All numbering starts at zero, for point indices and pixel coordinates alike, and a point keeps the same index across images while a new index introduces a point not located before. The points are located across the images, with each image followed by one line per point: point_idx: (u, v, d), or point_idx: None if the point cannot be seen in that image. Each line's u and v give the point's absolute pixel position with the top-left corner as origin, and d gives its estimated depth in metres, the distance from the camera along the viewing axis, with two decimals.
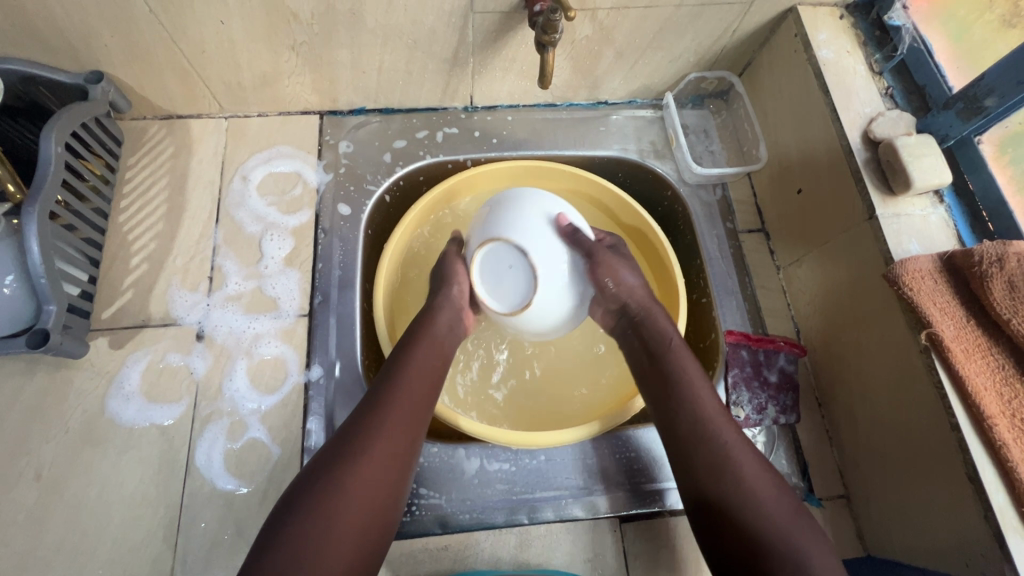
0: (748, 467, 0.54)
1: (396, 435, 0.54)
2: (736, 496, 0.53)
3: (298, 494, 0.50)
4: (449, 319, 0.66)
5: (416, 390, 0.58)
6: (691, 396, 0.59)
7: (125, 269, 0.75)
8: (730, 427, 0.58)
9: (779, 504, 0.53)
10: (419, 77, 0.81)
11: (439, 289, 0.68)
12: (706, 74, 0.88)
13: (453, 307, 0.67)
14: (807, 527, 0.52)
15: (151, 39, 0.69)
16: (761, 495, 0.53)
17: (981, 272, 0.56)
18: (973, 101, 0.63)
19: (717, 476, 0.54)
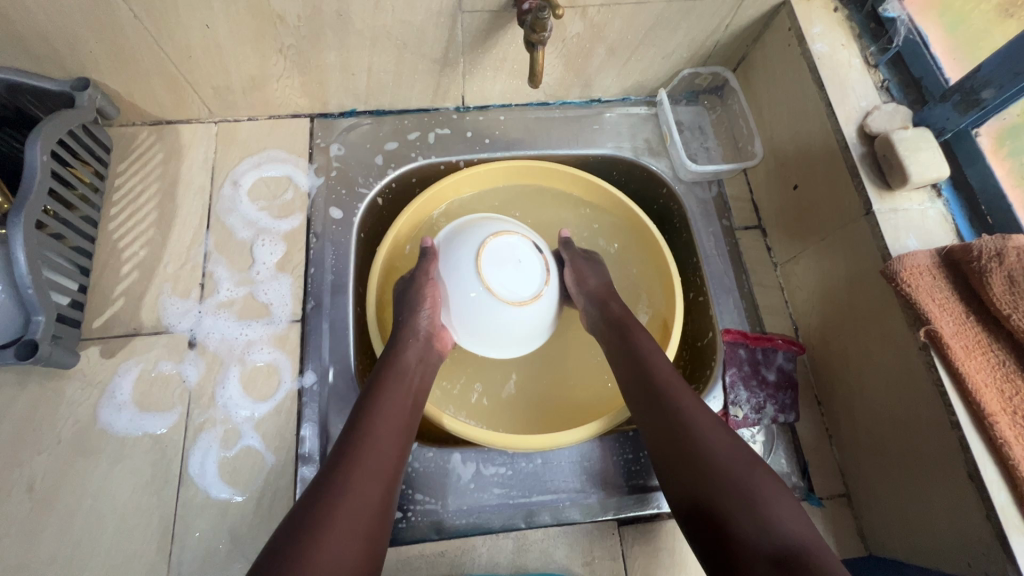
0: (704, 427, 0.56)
1: (385, 433, 0.57)
2: (696, 457, 0.54)
3: (304, 500, 0.50)
4: (418, 353, 0.67)
5: (397, 395, 0.61)
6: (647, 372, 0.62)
7: (116, 277, 0.74)
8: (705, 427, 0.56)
9: (737, 458, 0.53)
10: (409, 77, 0.80)
11: (408, 315, 0.69)
12: (700, 70, 0.87)
13: (422, 338, 0.68)
14: (775, 483, 0.52)
15: (137, 45, 0.68)
16: (720, 451, 0.54)
17: (980, 267, 0.56)
18: (970, 94, 0.62)
19: (676, 441, 0.56)
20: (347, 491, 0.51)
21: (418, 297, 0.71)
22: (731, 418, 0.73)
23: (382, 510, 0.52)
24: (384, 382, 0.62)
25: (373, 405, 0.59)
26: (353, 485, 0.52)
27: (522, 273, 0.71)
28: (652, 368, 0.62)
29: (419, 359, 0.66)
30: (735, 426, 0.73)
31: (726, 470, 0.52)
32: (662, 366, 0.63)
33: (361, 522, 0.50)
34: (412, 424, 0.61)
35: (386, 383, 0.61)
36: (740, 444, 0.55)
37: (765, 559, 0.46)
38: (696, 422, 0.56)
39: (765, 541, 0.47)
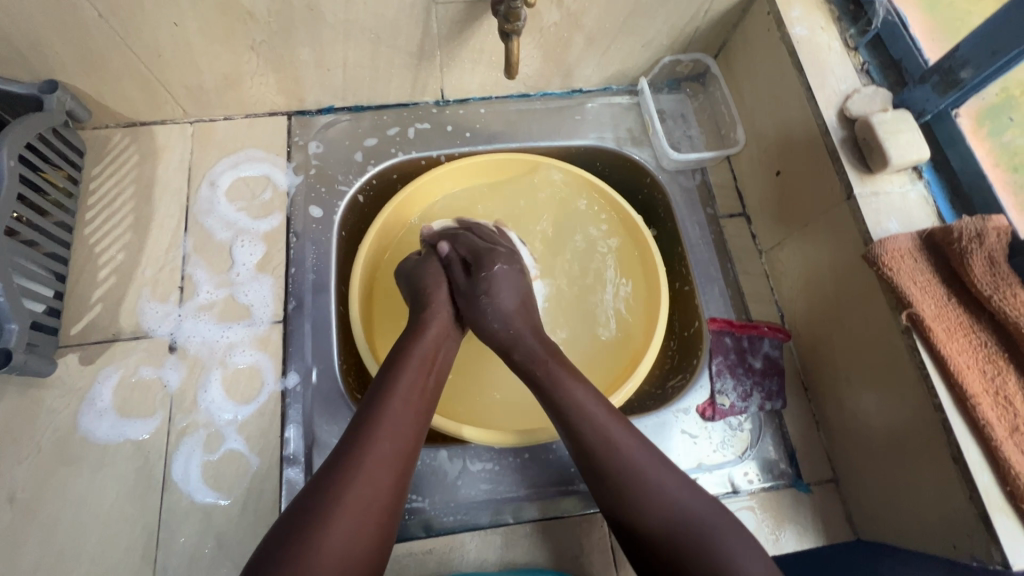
0: (658, 474, 0.53)
1: (403, 416, 0.55)
2: (648, 510, 0.51)
3: (320, 478, 0.49)
4: (442, 329, 0.66)
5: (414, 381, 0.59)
6: (577, 417, 0.56)
7: (93, 282, 0.73)
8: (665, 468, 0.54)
9: (695, 505, 0.51)
10: (386, 71, 0.78)
11: (431, 289, 0.70)
12: (680, 57, 0.86)
13: (448, 315, 0.68)
14: (733, 527, 0.50)
15: (104, 45, 0.67)
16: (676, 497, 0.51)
17: (960, 248, 0.55)
18: (949, 74, 0.62)
19: (624, 496, 0.52)
20: (369, 461, 0.50)
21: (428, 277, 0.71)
22: (717, 407, 0.73)
23: (401, 481, 0.52)
24: (408, 356, 0.61)
25: (394, 381, 0.57)
26: (375, 455, 0.51)
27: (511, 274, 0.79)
28: (580, 409, 0.57)
29: (444, 333, 0.66)
30: (722, 416, 0.72)
31: (682, 522, 0.50)
32: (592, 409, 0.57)
33: (377, 496, 0.49)
34: (432, 398, 0.60)
35: (408, 357, 0.61)
36: (696, 486, 0.53)
37: None
38: (646, 473, 0.53)
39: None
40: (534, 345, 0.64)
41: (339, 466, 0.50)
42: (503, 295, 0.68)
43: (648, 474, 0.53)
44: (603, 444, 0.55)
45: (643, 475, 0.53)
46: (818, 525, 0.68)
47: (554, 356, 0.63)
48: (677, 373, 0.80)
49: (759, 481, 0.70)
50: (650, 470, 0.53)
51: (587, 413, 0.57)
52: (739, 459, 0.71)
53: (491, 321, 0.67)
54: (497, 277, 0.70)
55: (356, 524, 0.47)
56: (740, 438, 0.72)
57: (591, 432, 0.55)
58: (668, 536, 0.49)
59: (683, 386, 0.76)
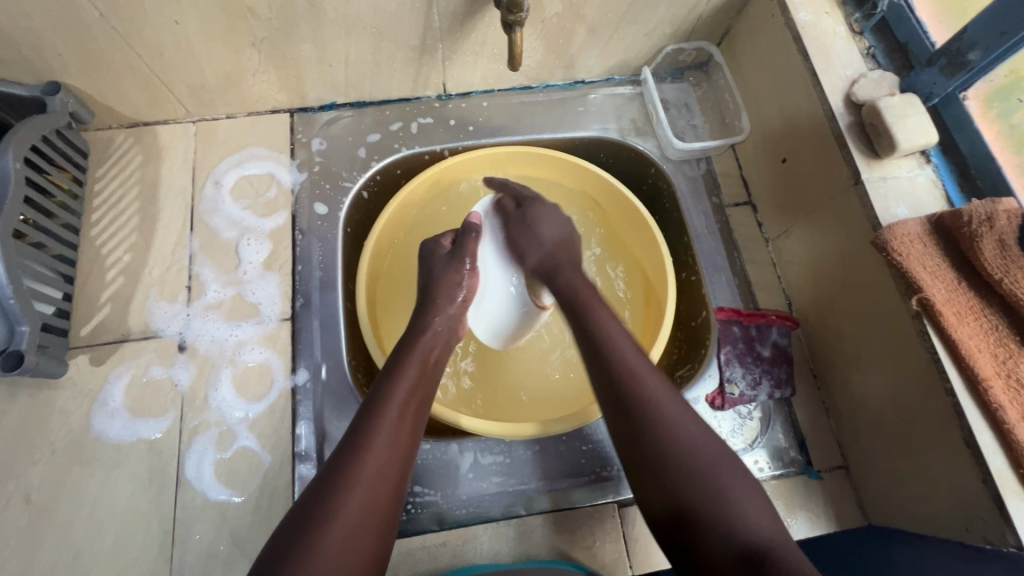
0: (678, 423, 0.51)
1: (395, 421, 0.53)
2: (667, 458, 0.50)
3: (317, 488, 0.49)
4: (442, 339, 0.64)
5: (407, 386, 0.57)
6: (610, 352, 0.56)
7: (101, 283, 0.74)
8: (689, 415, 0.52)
9: (712, 455, 0.50)
10: (387, 66, 0.78)
11: (439, 300, 0.67)
12: (683, 46, 0.85)
13: (450, 327, 0.66)
14: (751, 485, 0.49)
15: (106, 45, 0.67)
16: (694, 446, 0.50)
17: (970, 232, 0.55)
18: (956, 56, 0.61)
19: (646, 444, 0.51)
20: (354, 480, 0.48)
21: (438, 278, 0.69)
22: (727, 396, 0.73)
23: (394, 492, 0.51)
24: (402, 364, 0.59)
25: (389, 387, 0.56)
26: (361, 471, 0.49)
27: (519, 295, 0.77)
28: (612, 344, 0.57)
29: (442, 347, 0.64)
30: (731, 404, 0.72)
31: (696, 469, 0.49)
32: (624, 347, 0.57)
33: (375, 497, 0.49)
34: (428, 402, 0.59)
35: (403, 362, 0.59)
36: (715, 436, 0.52)
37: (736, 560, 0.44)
38: (665, 415, 0.52)
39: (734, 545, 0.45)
40: (573, 277, 0.65)
41: (334, 476, 0.49)
42: (545, 226, 0.69)
43: (670, 421, 0.51)
44: (620, 386, 0.54)
45: (661, 423, 0.51)
46: (829, 512, 0.68)
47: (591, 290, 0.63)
48: (686, 363, 0.80)
49: (770, 468, 0.70)
50: (672, 417, 0.52)
51: (619, 351, 0.56)
52: (749, 447, 0.71)
53: (530, 252, 0.69)
54: (543, 210, 0.70)
55: (353, 525, 0.46)
56: (749, 427, 0.72)
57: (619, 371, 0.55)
58: (676, 499, 0.48)
59: (692, 376, 0.76)
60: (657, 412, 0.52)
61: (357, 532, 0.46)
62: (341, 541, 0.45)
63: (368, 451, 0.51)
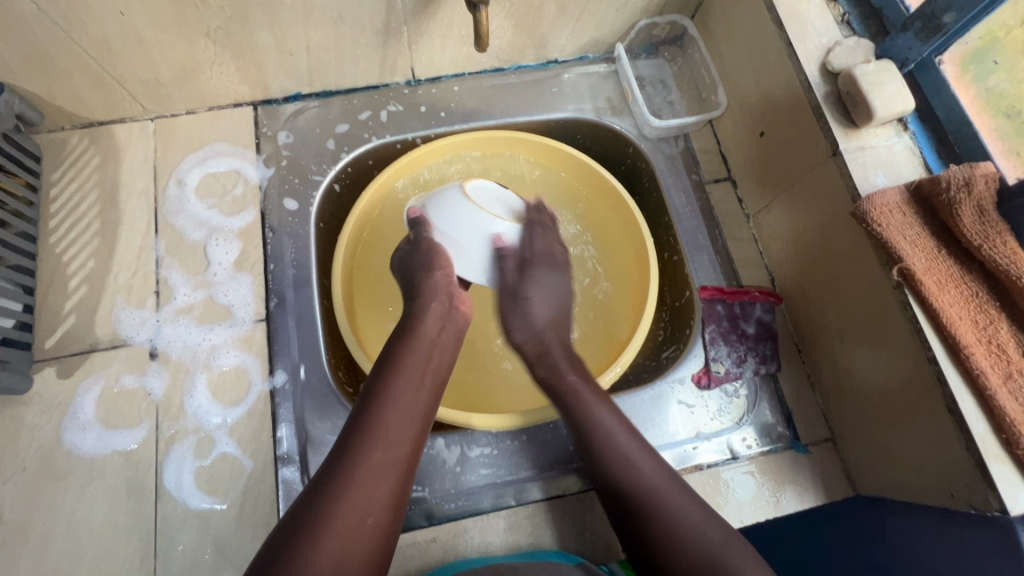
0: (673, 501, 0.54)
1: (397, 420, 0.53)
2: (667, 537, 0.52)
3: (309, 494, 0.49)
4: (439, 320, 0.64)
5: (409, 384, 0.56)
6: (601, 442, 0.58)
7: (64, 292, 0.71)
8: (685, 494, 0.55)
9: (710, 532, 0.52)
10: (351, 53, 0.75)
11: (420, 276, 0.66)
12: (657, 20, 0.83)
13: (444, 300, 0.65)
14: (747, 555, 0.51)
15: (49, 43, 0.63)
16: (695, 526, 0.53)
17: (949, 199, 0.55)
18: (931, 20, 0.60)
19: (650, 524, 0.53)
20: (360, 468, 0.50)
21: (415, 258, 0.68)
22: (712, 375, 0.72)
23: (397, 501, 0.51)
24: (402, 358, 0.59)
25: (388, 383, 0.56)
26: (360, 475, 0.49)
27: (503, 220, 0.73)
28: (611, 442, 0.58)
29: (432, 348, 0.61)
30: (717, 383, 0.72)
31: (697, 548, 0.51)
32: (620, 435, 0.58)
33: (376, 504, 0.49)
34: (436, 395, 0.59)
35: (405, 358, 0.59)
36: (712, 514, 0.54)
37: None
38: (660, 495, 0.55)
39: None
40: (563, 364, 0.64)
41: (326, 482, 0.49)
42: (539, 307, 0.67)
43: (666, 499, 0.54)
44: (624, 474, 0.56)
45: (663, 504, 0.54)
46: (818, 485, 0.68)
47: (580, 378, 0.63)
48: (672, 343, 0.79)
49: (758, 445, 0.70)
50: (669, 495, 0.55)
51: (622, 446, 0.58)
52: (737, 425, 0.71)
53: (518, 329, 0.66)
54: (538, 281, 0.68)
55: (350, 536, 0.46)
56: (736, 404, 0.72)
57: (623, 462, 0.57)
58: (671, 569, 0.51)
59: (677, 356, 0.76)
60: (655, 495, 0.55)
61: (351, 543, 0.46)
62: (333, 552, 0.45)
63: (371, 450, 0.51)
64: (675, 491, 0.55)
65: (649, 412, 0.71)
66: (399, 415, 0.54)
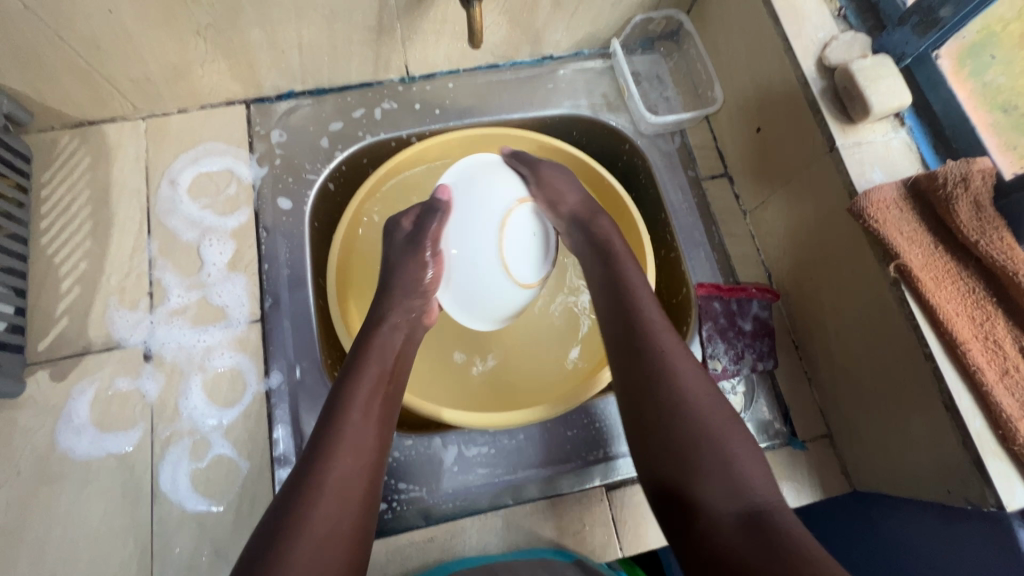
0: (686, 377, 0.54)
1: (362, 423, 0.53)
2: (674, 410, 0.52)
3: (280, 502, 0.48)
4: (404, 332, 0.63)
5: (372, 386, 0.56)
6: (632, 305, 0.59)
7: (56, 295, 0.70)
8: (700, 375, 0.55)
9: (718, 412, 0.52)
10: (344, 50, 0.74)
11: (401, 292, 0.65)
12: (653, 15, 0.83)
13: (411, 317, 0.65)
14: (749, 441, 0.51)
15: (37, 42, 0.62)
16: (704, 406, 0.52)
17: (946, 194, 0.54)
18: (928, 14, 0.59)
19: (656, 396, 0.53)
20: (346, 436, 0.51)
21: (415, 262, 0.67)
22: (709, 372, 0.72)
23: (366, 505, 0.50)
24: (363, 361, 0.58)
25: (349, 386, 0.55)
26: (328, 480, 0.48)
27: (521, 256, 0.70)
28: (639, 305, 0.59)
29: (405, 337, 0.63)
30: (714, 380, 0.72)
31: (701, 424, 0.51)
32: (649, 311, 0.59)
33: (346, 508, 0.48)
34: (396, 398, 0.58)
35: (366, 362, 0.58)
36: (725, 403, 0.53)
37: (734, 516, 0.46)
38: (677, 371, 0.54)
39: (734, 504, 0.47)
40: (608, 227, 0.68)
41: (295, 490, 0.48)
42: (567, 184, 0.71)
43: (680, 374, 0.54)
44: (644, 341, 0.56)
45: (675, 382, 0.53)
46: (815, 481, 0.68)
47: (625, 249, 0.66)
48: None
49: None
50: (682, 371, 0.54)
51: (646, 320, 0.58)
52: None
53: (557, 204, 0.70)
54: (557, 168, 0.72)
55: (323, 543, 0.45)
56: (734, 402, 0.72)
57: (646, 326, 0.57)
58: (681, 446, 0.50)
59: None
60: (669, 368, 0.54)
61: (325, 548, 0.45)
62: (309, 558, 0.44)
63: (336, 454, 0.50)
64: (691, 367, 0.55)
65: None
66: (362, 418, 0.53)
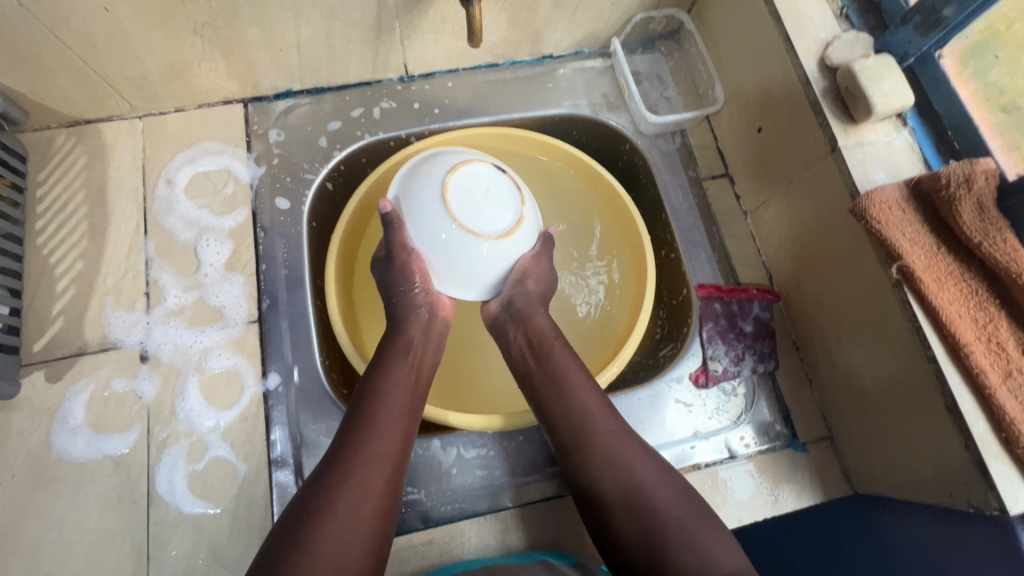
0: (642, 469, 0.56)
1: (390, 418, 0.55)
2: (631, 508, 0.54)
3: (306, 491, 0.50)
4: (423, 329, 0.64)
5: (400, 382, 0.58)
6: (569, 408, 0.59)
7: (52, 295, 0.69)
8: (652, 459, 0.57)
9: (677, 498, 0.55)
10: (343, 49, 0.74)
11: (400, 289, 0.65)
12: (653, 14, 0.82)
13: (430, 310, 0.65)
14: (713, 525, 0.53)
15: (32, 40, 0.61)
16: (663, 494, 0.54)
17: (949, 195, 0.54)
18: (931, 13, 0.59)
19: (614, 488, 0.55)
20: (352, 476, 0.51)
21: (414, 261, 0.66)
22: (710, 373, 0.72)
23: (389, 496, 0.52)
24: (389, 358, 0.60)
25: (378, 381, 0.58)
26: (355, 470, 0.51)
27: (499, 211, 0.65)
28: (578, 403, 0.59)
29: (426, 332, 0.64)
30: (715, 381, 0.72)
31: (660, 511, 0.53)
32: (589, 407, 0.59)
33: (369, 498, 0.50)
34: (423, 395, 0.60)
35: (394, 358, 0.60)
36: (678, 481, 0.56)
37: None
38: (629, 464, 0.56)
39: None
40: (546, 323, 0.65)
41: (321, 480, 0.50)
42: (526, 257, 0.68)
43: (636, 467, 0.56)
44: (589, 441, 0.57)
45: (631, 474, 0.55)
46: (816, 483, 0.68)
47: (564, 342, 0.65)
48: (669, 341, 0.79)
49: (756, 444, 0.70)
50: (636, 462, 0.56)
51: (595, 415, 0.59)
52: (735, 424, 0.71)
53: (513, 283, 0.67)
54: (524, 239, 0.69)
55: (346, 530, 0.48)
56: (734, 403, 0.72)
57: (588, 426, 0.58)
58: (646, 539, 0.52)
59: (675, 355, 0.75)
60: (624, 463, 0.56)
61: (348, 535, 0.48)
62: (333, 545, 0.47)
63: (365, 445, 0.53)
64: (642, 456, 0.57)
65: (647, 412, 0.71)
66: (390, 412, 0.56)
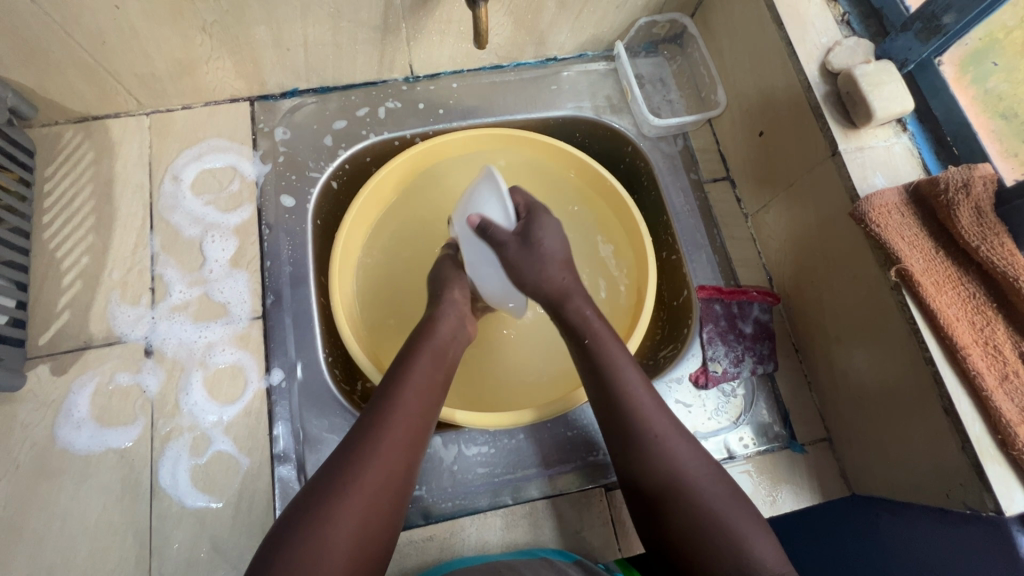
0: (685, 455, 0.55)
1: (412, 409, 0.56)
2: (673, 491, 0.53)
3: (324, 477, 0.50)
4: (453, 327, 0.65)
5: (424, 376, 0.59)
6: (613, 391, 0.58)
7: (58, 289, 0.70)
8: (695, 449, 0.56)
9: (712, 490, 0.54)
10: (349, 48, 0.74)
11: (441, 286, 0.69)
12: (656, 19, 0.83)
13: (458, 315, 0.66)
14: (754, 520, 0.52)
15: (43, 36, 0.62)
16: (700, 484, 0.54)
17: (948, 200, 0.55)
18: (931, 20, 0.60)
19: (655, 475, 0.55)
20: (376, 461, 0.51)
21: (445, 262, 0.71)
22: (710, 374, 0.73)
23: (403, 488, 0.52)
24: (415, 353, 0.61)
25: (404, 373, 0.58)
26: (377, 458, 0.51)
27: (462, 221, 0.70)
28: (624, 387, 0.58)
29: (452, 329, 0.65)
30: (715, 382, 0.72)
31: (702, 497, 0.53)
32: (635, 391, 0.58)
33: (386, 485, 0.50)
34: (443, 390, 0.60)
35: (421, 351, 0.61)
36: (718, 471, 0.56)
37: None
38: (674, 450, 0.55)
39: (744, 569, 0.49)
40: (582, 308, 0.63)
41: (340, 466, 0.50)
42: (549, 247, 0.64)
43: (674, 456, 0.55)
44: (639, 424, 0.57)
45: (671, 459, 0.55)
46: (814, 484, 0.69)
47: (603, 329, 0.62)
48: (669, 342, 0.79)
49: (754, 444, 0.71)
50: (680, 450, 0.56)
51: (640, 400, 0.58)
52: (734, 425, 0.71)
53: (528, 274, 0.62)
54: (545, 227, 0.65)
55: (363, 515, 0.48)
56: (733, 404, 0.73)
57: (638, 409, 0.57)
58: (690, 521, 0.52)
59: (675, 356, 0.76)
60: (667, 448, 0.56)
61: (364, 522, 0.48)
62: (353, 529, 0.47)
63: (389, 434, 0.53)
64: (687, 443, 0.57)
65: None
66: (412, 403, 0.56)
